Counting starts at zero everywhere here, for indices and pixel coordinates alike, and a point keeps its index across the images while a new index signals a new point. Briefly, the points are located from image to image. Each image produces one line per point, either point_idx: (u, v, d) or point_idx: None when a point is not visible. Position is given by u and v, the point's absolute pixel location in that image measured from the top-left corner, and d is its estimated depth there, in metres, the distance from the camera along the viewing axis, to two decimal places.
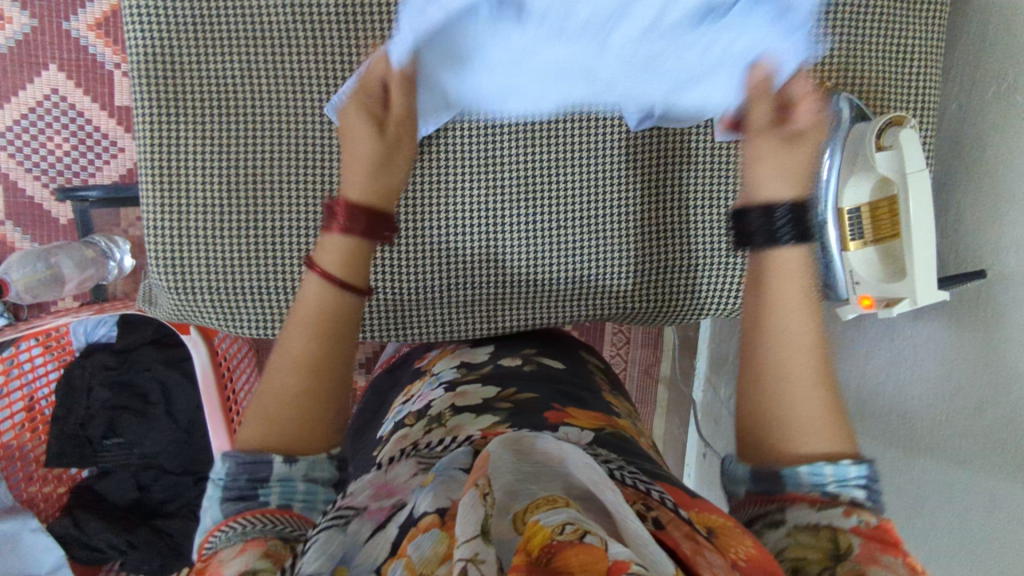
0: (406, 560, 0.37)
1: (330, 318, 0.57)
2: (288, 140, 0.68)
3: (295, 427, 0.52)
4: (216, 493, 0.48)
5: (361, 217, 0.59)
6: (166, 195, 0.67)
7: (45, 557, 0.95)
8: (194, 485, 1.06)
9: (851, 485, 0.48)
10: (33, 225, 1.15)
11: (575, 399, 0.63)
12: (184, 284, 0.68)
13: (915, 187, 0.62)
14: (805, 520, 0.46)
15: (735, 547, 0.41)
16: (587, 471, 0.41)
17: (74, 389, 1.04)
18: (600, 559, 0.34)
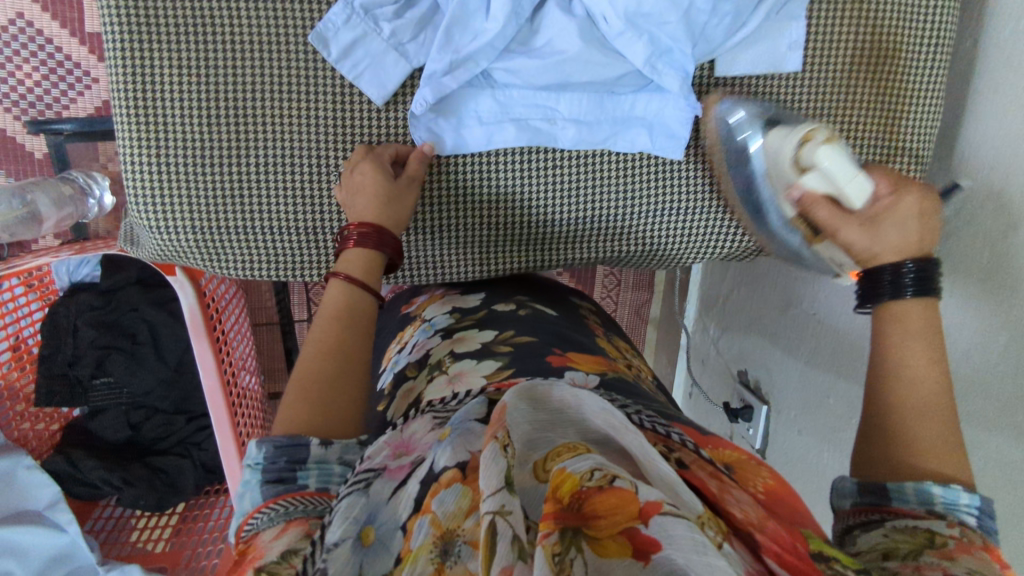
0: (430, 516, 0.38)
1: (350, 314, 0.57)
2: (272, 71, 0.64)
3: (324, 410, 0.50)
4: (254, 477, 0.46)
5: (372, 232, 0.61)
6: (143, 130, 0.63)
7: (41, 492, 0.97)
8: (187, 424, 1.07)
9: (961, 511, 0.44)
10: (5, 159, 1.10)
11: (572, 341, 0.64)
12: (168, 222, 0.66)
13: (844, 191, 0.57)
14: (904, 524, 0.44)
15: (753, 479, 0.45)
16: (605, 415, 0.41)
17: (60, 328, 1.02)
18: (628, 501, 0.35)
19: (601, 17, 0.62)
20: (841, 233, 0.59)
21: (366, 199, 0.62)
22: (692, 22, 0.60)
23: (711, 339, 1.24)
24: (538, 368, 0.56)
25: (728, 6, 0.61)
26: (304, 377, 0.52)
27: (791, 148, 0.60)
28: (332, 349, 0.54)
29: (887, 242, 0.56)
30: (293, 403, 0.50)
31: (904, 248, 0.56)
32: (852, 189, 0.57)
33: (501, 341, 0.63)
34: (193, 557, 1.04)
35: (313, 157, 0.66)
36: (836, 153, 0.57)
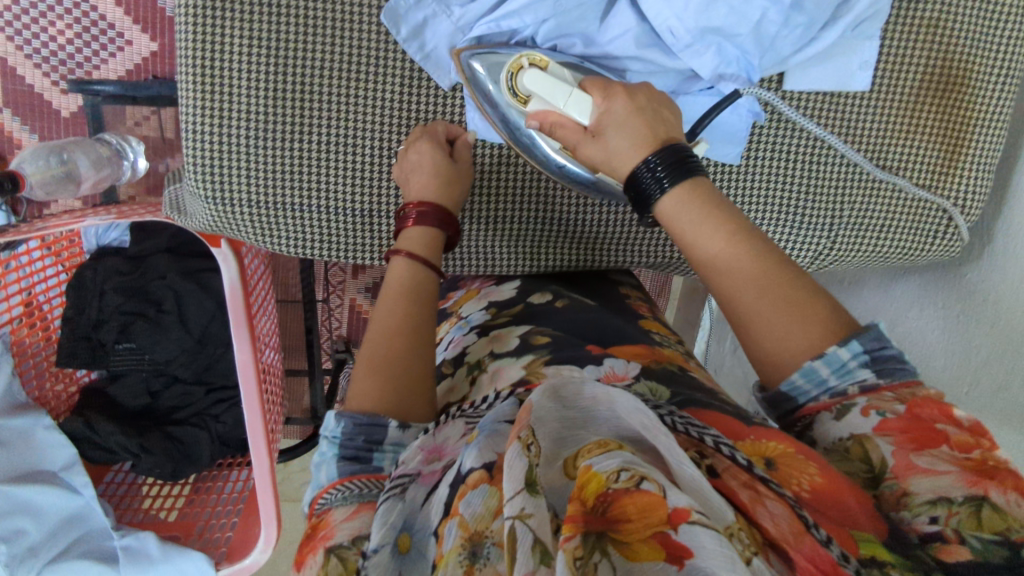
0: (458, 519, 0.38)
1: (413, 291, 0.57)
2: (342, 49, 0.63)
3: (399, 388, 0.50)
4: (331, 450, 0.47)
5: (432, 211, 0.61)
6: (210, 100, 0.63)
7: (58, 453, 0.96)
8: (206, 396, 1.07)
9: (855, 368, 0.48)
10: (29, 114, 1.11)
11: (610, 332, 0.63)
12: (227, 195, 0.65)
13: (570, 108, 0.56)
14: (834, 437, 0.47)
15: (798, 477, 0.40)
16: (639, 415, 0.40)
17: (86, 291, 1.01)
18: (658, 505, 0.34)
19: (667, 30, 0.60)
20: (588, 154, 0.57)
21: (421, 177, 0.62)
22: (761, 34, 0.59)
23: (726, 351, 1.25)
24: (577, 356, 0.56)
25: (801, 19, 0.60)
26: (374, 353, 0.52)
27: (510, 96, 0.60)
28: (400, 324, 0.54)
29: (622, 152, 0.54)
30: (364, 379, 0.51)
31: (649, 149, 0.53)
32: (571, 106, 0.56)
33: (536, 332, 0.62)
34: (206, 528, 1.01)
35: (374, 140, 0.66)
36: (544, 79, 0.56)
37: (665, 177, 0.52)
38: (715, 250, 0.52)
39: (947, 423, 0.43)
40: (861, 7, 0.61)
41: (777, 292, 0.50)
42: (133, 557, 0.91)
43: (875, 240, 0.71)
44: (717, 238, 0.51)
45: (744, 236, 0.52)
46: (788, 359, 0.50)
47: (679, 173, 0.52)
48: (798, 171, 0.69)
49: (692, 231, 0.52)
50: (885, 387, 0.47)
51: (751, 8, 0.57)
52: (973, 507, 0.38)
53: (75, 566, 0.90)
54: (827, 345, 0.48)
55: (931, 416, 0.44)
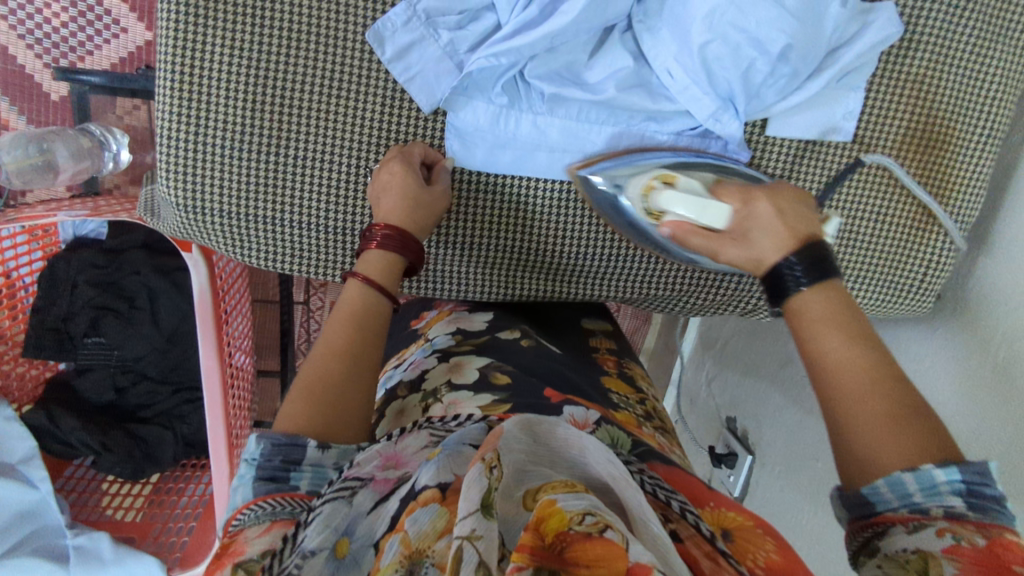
0: (402, 534, 0.38)
1: (364, 316, 0.56)
2: (325, 66, 0.62)
3: (329, 411, 0.49)
4: (248, 472, 0.45)
5: (396, 235, 0.60)
6: (185, 106, 0.62)
7: (17, 445, 0.94)
8: (172, 396, 1.05)
9: (946, 493, 0.40)
10: (18, 95, 1.10)
11: (565, 380, 0.63)
12: (195, 202, 0.65)
13: (713, 212, 0.55)
14: (897, 550, 0.40)
15: (754, 553, 0.41)
16: (608, 467, 0.41)
17: (58, 283, 1.00)
18: (618, 557, 0.33)
19: (665, 70, 0.62)
20: (723, 254, 0.56)
21: (390, 199, 0.61)
22: (749, 82, 0.59)
23: (703, 380, 1.25)
24: (536, 404, 0.55)
25: (786, 68, 0.59)
26: (311, 374, 0.51)
27: (640, 205, 0.59)
28: (341, 349, 0.53)
29: (764, 250, 0.54)
30: (294, 400, 0.50)
31: (786, 244, 0.53)
32: (706, 215, 0.55)
33: (497, 371, 0.62)
34: (162, 531, 1.00)
35: (352, 159, 0.65)
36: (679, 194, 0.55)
37: (804, 276, 0.51)
38: (832, 348, 0.48)
39: None
40: (848, 57, 0.61)
41: (889, 403, 0.44)
42: (83, 557, 0.90)
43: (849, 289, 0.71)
44: (836, 337, 0.48)
45: (862, 338, 0.48)
46: (877, 470, 0.43)
47: (816, 272, 0.51)
48: None
49: (818, 326, 0.49)
50: (973, 521, 0.39)
51: (741, 56, 0.58)
52: None
53: (25, 564, 0.88)
54: (922, 462, 0.41)
55: (1016, 558, 0.37)
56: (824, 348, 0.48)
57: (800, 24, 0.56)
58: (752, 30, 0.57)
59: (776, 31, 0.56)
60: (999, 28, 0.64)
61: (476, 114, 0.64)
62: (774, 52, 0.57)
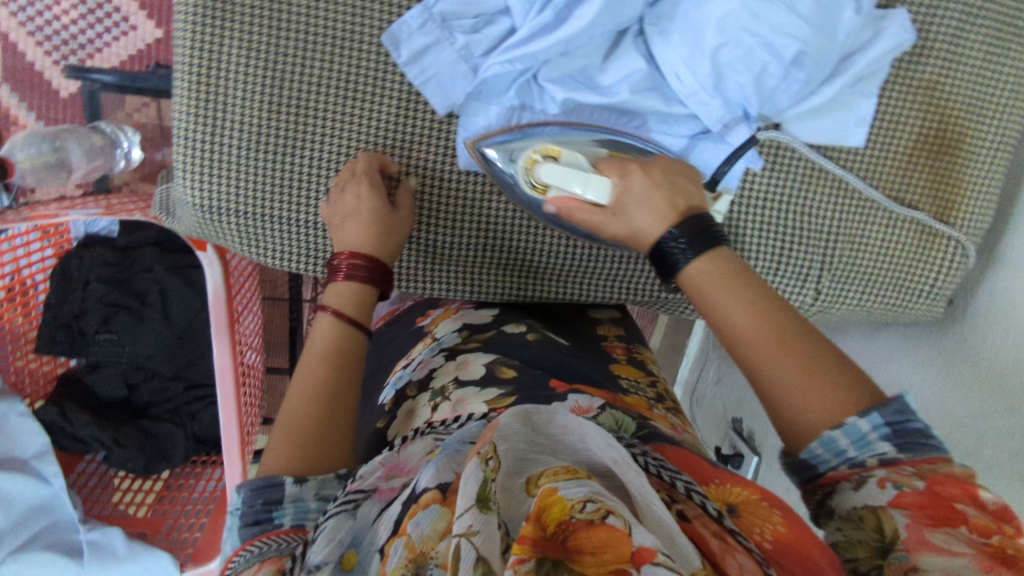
0: (406, 538, 0.39)
1: (335, 349, 0.57)
2: (341, 68, 0.63)
3: (311, 450, 0.50)
4: (234, 522, 0.46)
5: (362, 265, 0.61)
6: (202, 107, 0.63)
7: (31, 440, 0.95)
8: (183, 393, 1.06)
9: (874, 440, 0.44)
10: (27, 92, 1.10)
11: (573, 373, 0.63)
12: (211, 202, 0.65)
13: (594, 187, 0.55)
14: (848, 508, 0.44)
15: (761, 526, 0.42)
16: (610, 451, 0.42)
17: (70, 282, 1.01)
18: (622, 542, 0.34)
19: (674, 75, 0.62)
20: (604, 227, 0.58)
21: (359, 225, 0.61)
22: (761, 86, 0.60)
23: (710, 381, 1.25)
24: (542, 395, 0.56)
25: (801, 74, 0.59)
26: (291, 414, 0.52)
27: (524, 177, 0.60)
28: (317, 387, 0.54)
29: (642, 225, 0.56)
30: (276, 443, 0.51)
31: (666, 220, 0.56)
32: (591, 190, 0.55)
33: (502, 364, 0.62)
34: (174, 526, 1.01)
35: (368, 160, 0.66)
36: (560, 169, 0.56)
37: (688, 246, 0.54)
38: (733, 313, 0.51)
39: (967, 503, 0.40)
40: (862, 63, 0.61)
41: (800, 356, 0.48)
42: (98, 552, 0.91)
43: (861, 294, 0.70)
44: (739, 306, 0.51)
45: (765, 305, 0.51)
46: (813, 425, 0.46)
47: (702, 243, 0.54)
48: (782, 223, 0.68)
49: (713, 297, 0.53)
50: (906, 461, 0.43)
51: (755, 60, 0.58)
52: None
53: (40, 557, 0.90)
54: (846, 415, 0.45)
55: (952, 495, 0.40)
56: (729, 318, 0.51)
57: (814, 30, 0.57)
58: (766, 35, 0.57)
59: (789, 37, 0.57)
60: (1014, 33, 0.64)
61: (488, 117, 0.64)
62: (786, 57, 0.57)
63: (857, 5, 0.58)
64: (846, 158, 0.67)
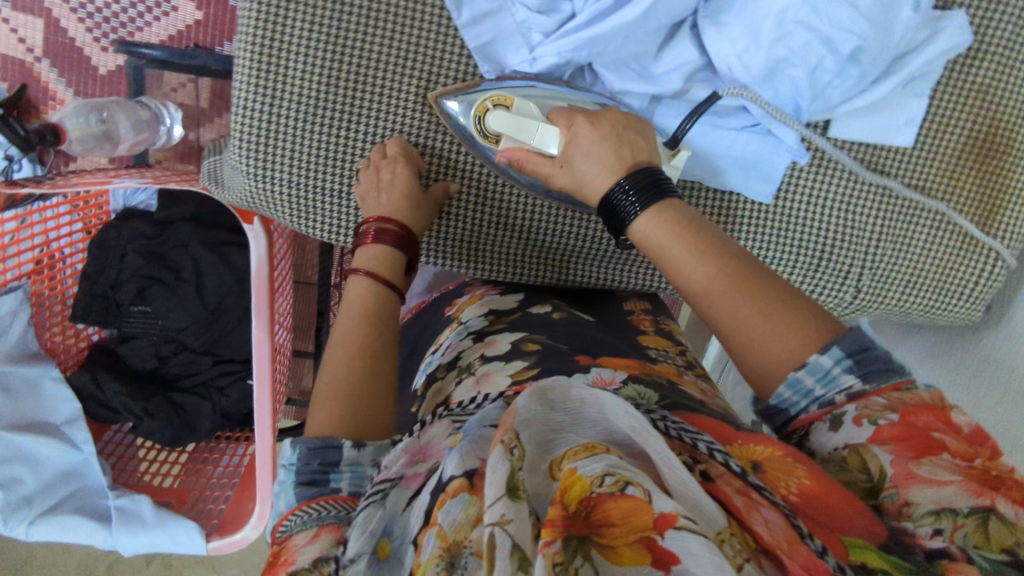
0: (437, 528, 0.38)
1: (373, 310, 0.58)
2: (399, 45, 0.65)
3: (357, 412, 0.50)
4: (288, 477, 0.47)
5: (391, 229, 0.62)
6: (261, 78, 0.64)
7: (62, 407, 0.97)
8: (211, 368, 1.07)
9: (838, 375, 0.49)
10: (66, 67, 1.10)
11: (602, 344, 0.64)
12: (265, 172, 0.67)
13: (541, 135, 0.60)
14: (828, 447, 0.48)
15: (785, 480, 0.42)
16: (628, 420, 0.40)
17: (109, 249, 1.02)
18: (643, 510, 0.34)
19: (726, 67, 0.63)
20: (553, 179, 0.61)
21: (391, 196, 0.63)
22: (815, 80, 0.60)
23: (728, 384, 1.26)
24: (566, 367, 0.57)
25: (854, 70, 0.60)
26: (331, 378, 0.53)
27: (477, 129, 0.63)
28: (358, 348, 0.55)
29: (590, 176, 0.58)
30: (322, 408, 0.51)
31: (613, 172, 0.57)
32: (539, 139, 0.60)
33: (528, 339, 0.63)
34: (200, 497, 1.02)
35: (418, 136, 0.68)
36: (509, 118, 0.60)
37: (635, 197, 0.55)
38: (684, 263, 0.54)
39: (942, 429, 0.45)
40: (917, 63, 0.62)
41: (751, 300, 0.52)
42: (127, 517, 0.92)
43: (900, 294, 0.71)
44: (690, 257, 0.54)
45: (710, 252, 0.53)
46: (771, 368, 0.51)
47: (648, 194, 0.56)
48: (824, 220, 0.69)
49: (664, 249, 0.55)
50: (874, 392, 0.48)
51: (810, 53, 0.59)
52: (978, 521, 0.40)
53: (69, 520, 0.90)
54: (809, 354, 0.50)
55: (927, 423, 0.45)
56: (686, 273, 0.54)
57: (873, 27, 0.57)
58: (825, 30, 0.57)
59: (849, 32, 0.57)
60: None
61: None
62: (843, 52, 0.58)
63: (915, 4, 0.59)
64: (893, 158, 0.67)
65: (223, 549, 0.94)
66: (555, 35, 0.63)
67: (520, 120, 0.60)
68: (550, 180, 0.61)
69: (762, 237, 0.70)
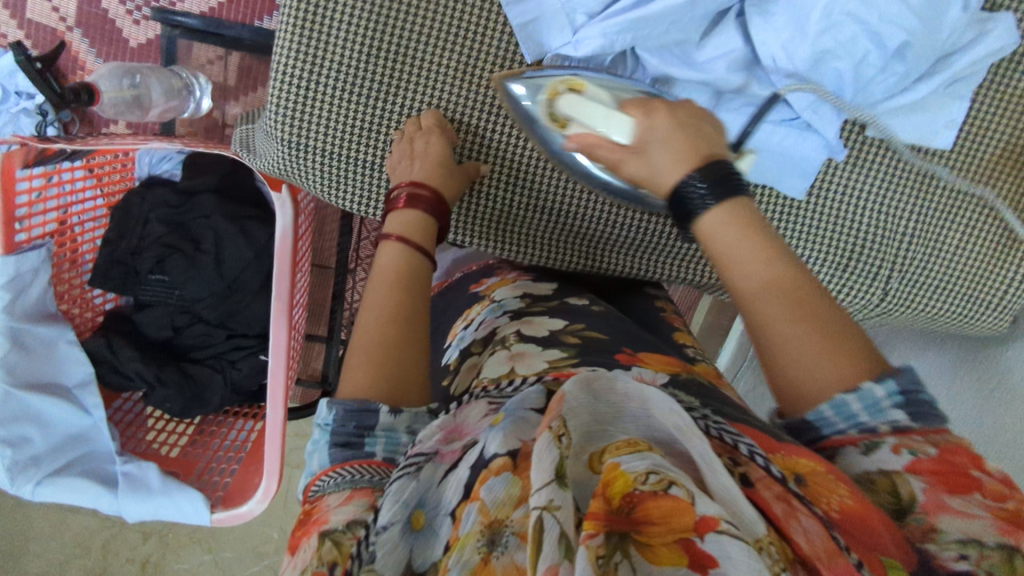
0: (479, 503, 0.38)
1: (405, 276, 0.57)
2: (441, 18, 0.64)
3: (392, 376, 0.50)
4: (324, 438, 0.47)
5: (424, 196, 0.61)
6: (301, 44, 0.64)
7: (75, 370, 0.97)
8: (224, 341, 1.06)
9: (888, 408, 0.46)
10: (99, 38, 1.11)
11: (639, 341, 0.64)
12: (300, 139, 0.67)
13: (608, 123, 0.57)
14: (856, 470, 0.46)
15: (827, 497, 0.41)
16: (672, 417, 0.39)
17: (131, 218, 1.03)
18: (684, 513, 0.33)
19: (769, 58, 0.62)
20: (601, 151, 0.58)
21: (425, 164, 0.63)
22: (858, 77, 0.60)
23: (742, 390, 1.25)
24: (605, 361, 0.56)
25: (899, 66, 0.60)
26: (368, 341, 0.52)
27: (544, 109, 0.62)
28: (393, 314, 0.54)
29: (661, 166, 0.55)
30: (358, 367, 0.51)
31: (687, 163, 0.54)
32: (611, 128, 0.57)
33: (569, 332, 0.62)
34: (205, 469, 1.02)
35: (453, 112, 0.68)
36: (582, 104, 0.58)
37: (709, 194, 0.52)
38: (750, 273, 0.51)
39: (980, 471, 0.43)
40: (962, 63, 0.61)
41: (810, 319, 0.49)
42: (133, 485, 0.91)
43: (927, 299, 0.72)
44: (756, 260, 0.51)
45: (778, 263, 0.51)
46: (816, 393, 0.49)
47: (723, 190, 0.52)
48: (855, 222, 0.70)
49: (726, 252, 0.52)
50: (917, 430, 0.46)
51: (856, 47, 0.59)
52: (1005, 554, 0.38)
53: (74, 484, 0.90)
54: (862, 381, 0.47)
55: (965, 464, 0.43)
56: (748, 280, 0.51)
57: (920, 23, 0.58)
58: (873, 24, 0.58)
59: (896, 28, 0.57)
60: None
61: None
62: (890, 47, 0.58)
63: (965, 4, 0.59)
64: (932, 161, 0.67)
65: (226, 522, 0.93)
66: (598, 19, 0.62)
67: (594, 106, 0.58)
68: (595, 155, 0.59)
69: (791, 234, 0.70)
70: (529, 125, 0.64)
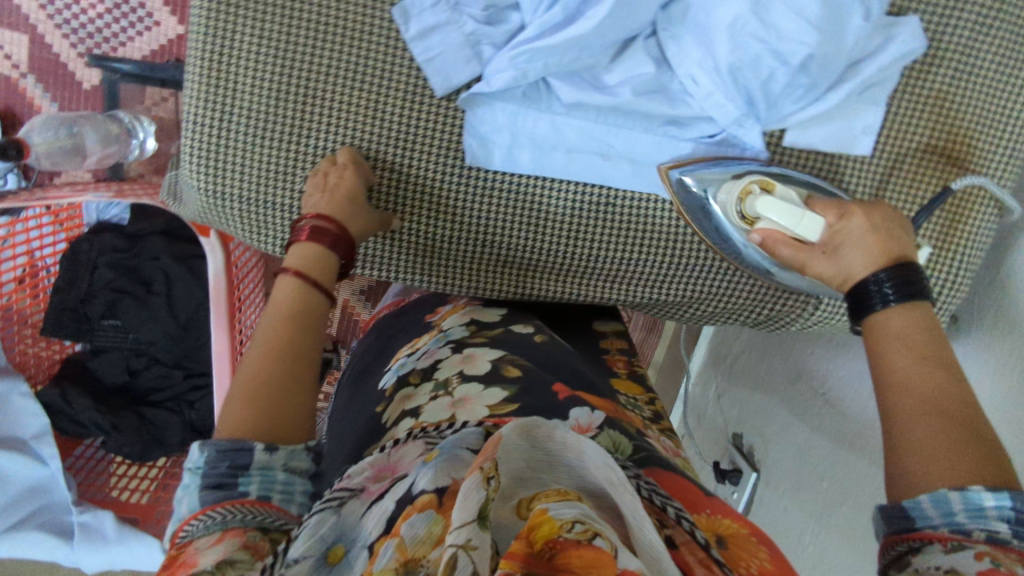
0: (397, 540, 0.36)
1: (298, 311, 0.56)
2: (349, 57, 0.64)
3: (276, 413, 0.49)
4: (193, 481, 0.45)
5: (329, 231, 0.61)
6: (211, 92, 0.65)
7: (31, 421, 0.96)
8: (183, 381, 1.06)
9: (992, 519, 0.40)
10: (53, 83, 1.10)
11: (574, 373, 0.63)
12: (215, 186, 0.67)
13: (801, 222, 0.56)
14: (930, 567, 0.40)
15: (747, 561, 0.41)
16: (606, 471, 0.37)
17: (79, 264, 1.02)
18: (608, 564, 0.30)
19: (689, 76, 0.63)
20: None
21: (334, 197, 0.62)
22: (768, 90, 0.61)
23: (711, 399, 1.23)
24: (538, 402, 0.55)
25: (805, 79, 0.61)
26: (250, 378, 0.51)
27: (733, 207, 0.61)
28: (276, 348, 0.53)
29: (853, 265, 0.54)
30: (238, 408, 0.49)
31: (879, 261, 0.53)
32: (802, 228, 0.55)
33: (509, 362, 0.62)
34: (165, 513, 1.01)
35: (366, 148, 0.67)
36: (773, 203, 0.57)
37: (893, 292, 0.50)
38: (904, 366, 0.47)
39: None
40: (870, 70, 0.62)
41: (913, 409, 0.45)
42: (89, 534, 0.92)
43: None
44: (908, 355, 0.48)
45: (938, 361, 0.47)
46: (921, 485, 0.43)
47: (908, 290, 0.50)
48: None
49: (890, 339, 0.49)
50: (1015, 548, 0.40)
51: (760, 66, 0.59)
52: None
53: (27, 538, 0.93)
54: (971, 483, 0.41)
55: None
56: (896, 367, 0.48)
57: (822, 35, 0.57)
58: (774, 42, 0.58)
59: (797, 41, 0.57)
60: None
61: (493, 116, 0.66)
62: (794, 62, 0.58)
63: (866, 11, 0.58)
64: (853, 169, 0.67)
65: None
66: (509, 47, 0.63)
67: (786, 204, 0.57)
68: None
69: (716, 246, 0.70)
70: (709, 220, 0.65)
